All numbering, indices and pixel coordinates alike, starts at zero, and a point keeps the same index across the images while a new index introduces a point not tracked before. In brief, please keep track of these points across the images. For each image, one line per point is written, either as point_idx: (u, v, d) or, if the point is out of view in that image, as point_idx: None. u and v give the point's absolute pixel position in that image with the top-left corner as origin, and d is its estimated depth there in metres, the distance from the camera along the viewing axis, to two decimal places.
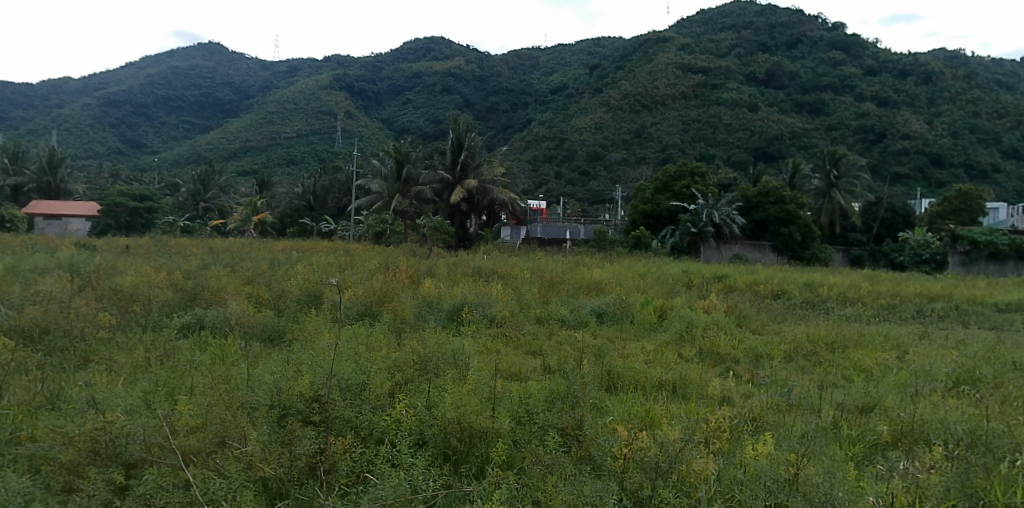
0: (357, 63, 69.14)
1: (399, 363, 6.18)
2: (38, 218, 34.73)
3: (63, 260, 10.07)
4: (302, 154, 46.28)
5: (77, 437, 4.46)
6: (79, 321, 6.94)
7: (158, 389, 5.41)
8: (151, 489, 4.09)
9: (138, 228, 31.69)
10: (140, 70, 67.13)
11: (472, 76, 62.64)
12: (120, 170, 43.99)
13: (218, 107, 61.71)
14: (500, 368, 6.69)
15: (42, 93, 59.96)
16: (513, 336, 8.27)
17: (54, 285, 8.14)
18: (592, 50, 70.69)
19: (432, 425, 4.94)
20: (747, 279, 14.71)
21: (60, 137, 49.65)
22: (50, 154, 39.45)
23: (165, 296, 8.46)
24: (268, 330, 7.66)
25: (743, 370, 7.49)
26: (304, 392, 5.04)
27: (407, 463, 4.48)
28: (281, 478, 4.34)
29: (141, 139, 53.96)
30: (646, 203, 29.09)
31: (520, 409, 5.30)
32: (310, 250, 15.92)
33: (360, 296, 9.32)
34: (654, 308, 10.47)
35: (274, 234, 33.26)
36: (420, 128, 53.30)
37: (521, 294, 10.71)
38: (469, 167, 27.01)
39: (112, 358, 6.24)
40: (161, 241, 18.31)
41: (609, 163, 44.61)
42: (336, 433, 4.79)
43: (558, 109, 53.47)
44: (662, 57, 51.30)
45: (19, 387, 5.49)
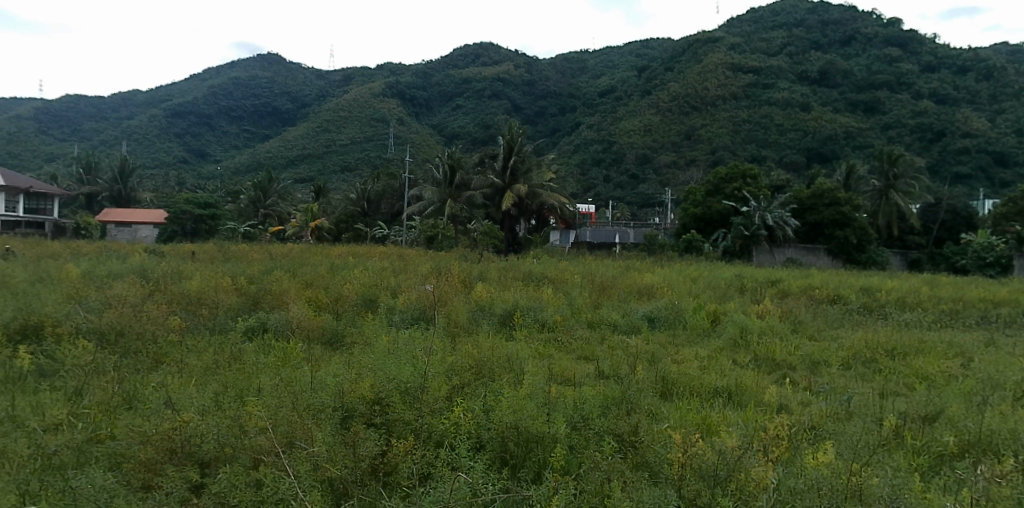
0: (408, 70, 70.09)
1: (456, 366, 6.29)
2: (111, 225, 36.42)
3: (136, 266, 10.55)
4: (357, 161, 47.21)
5: (154, 436, 4.70)
6: (152, 324, 7.22)
7: (228, 390, 5.66)
8: (225, 487, 4.29)
9: (202, 234, 32.84)
10: (203, 81, 69.40)
11: (521, 81, 62.41)
12: (186, 178, 45.62)
13: (277, 116, 63.28)
14: (556, 373, 6.76)
15: (113, 105, 62.62)
16: (565, 341, 8.30)
17: (127, 289, 8.48)
18: (641, 50, 69.88)
19: (490, 429, 5.06)
20: (802, 284, 14.43)
21: (130, 149, 51.93)
22: (122, 164, 41.20)
23: (231, 300, 8.79)
24: (328, 335, 7.87)
25: (800, 377, 7.38)
26: (365, 394, 5.21)
27: (465, 466, 4.57)
28: (346, 479, 4.45)
29: (205, 148, 55.91)
30: (697, 206, 28.70)
31: (576, 415, 5.39)
32: (369, 255, 16.33)
33: (415, 300, 9.50)
34: (706, 312, 10.39)
35: (329, 239, 33.91)
36: (470, 133, 53.70)
37: (572, 299, 10.78)
38: (518, 172, 27.23)
39: (183, 360, 6.52)
40: (229, 246, 19.05)
41: (658, 166, 44.96)
42: (397, 435, 4.92)
43: (607, 112, 53.19)
44: (711, 58, 50.53)
45: (98, 387, 5.80)
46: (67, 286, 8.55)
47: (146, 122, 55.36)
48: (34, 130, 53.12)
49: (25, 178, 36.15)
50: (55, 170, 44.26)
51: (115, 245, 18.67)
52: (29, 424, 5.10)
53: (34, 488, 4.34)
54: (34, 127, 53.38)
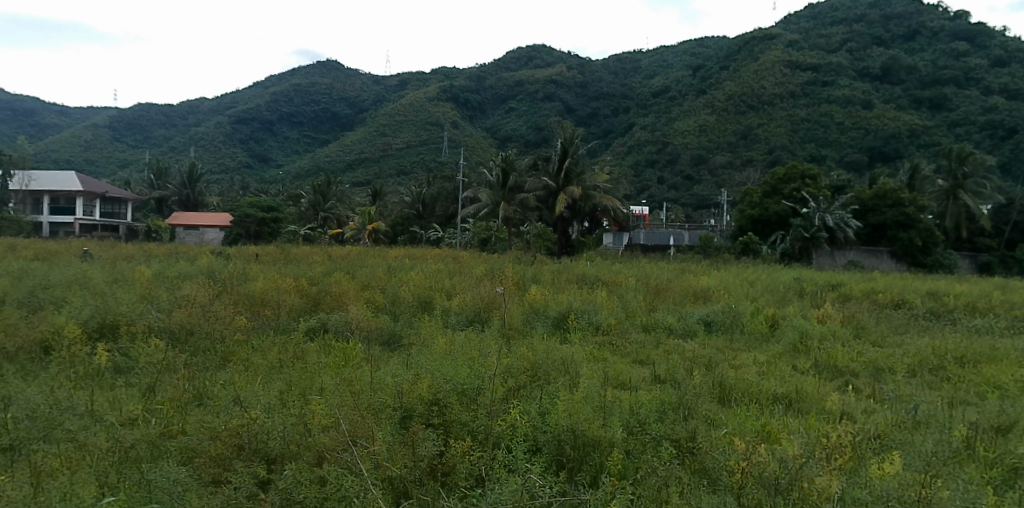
0: (462, 73, 70.65)
1: (512, 368, 6.33)
2: (180, 229, 37.70)
3: (204, 267, 10.95)
4: (412, 164, 47.82)
5: (223, 433, 4.88)
6: (220, 324, 7.48)
7: (291, 389, 5.85)
8: (291, 483, 4.40)
9: (265, 237, 33.72)
10: (265, 88, 71.42)
11: (574, 82, 62.21)
12: (250, 183, 47.00)
13: (335, 121, 64.65)
14: (610, 377, 6.74)
15: (181, 113, 64.97)
16: (620, 344, 8.27)
17: (196, 290, 8.81)
18: (695, 49, 68.79)
19: (546, 431, 5.10)
20: (863, 288, 14.03)
21: (197, 155, 53.88)
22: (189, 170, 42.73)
23: (293, 300, 9.04)
24: (386, 335, 8.03)
25: (863, 384, 7.18)
26: (423, 395, 5.30)
27: (523, 469, 4.61)
28: (405, 479, 4.54)
29: (268, 153, 57.60)
30: (754, 207, 28.16)
31: (632, 420, 5.36)
32: (426, 257, 16.59)
33: (470, 303, 9.60)
34: (765, 316, 10.20)
35: (386, 241, 34.50)
36: (523, 135, 53.90)
37: (627, 301, 10.73)
38: (572, 174, 27.22)
39: (248, 360, 6.75)
40: (292, 248, 19.59)
41: (714, 166, 44.35)
42: (455, 436, 4.99)
43: (661, 112, 52.63)
44: (768, 56, 49.44)
45: (170, 384, 6.04)
46: (140, 286, 8.93)
47: (212, 128, 57.31)
48: (108, 138, 55.63)
49: (101, 184, 39.53)
50: (128, 176, 46.29)
51: (186, 247, 19.36)
52: (108, 417, 5.37)
53: (113, 481, 4.56)
54: (109, 135, 55.92)
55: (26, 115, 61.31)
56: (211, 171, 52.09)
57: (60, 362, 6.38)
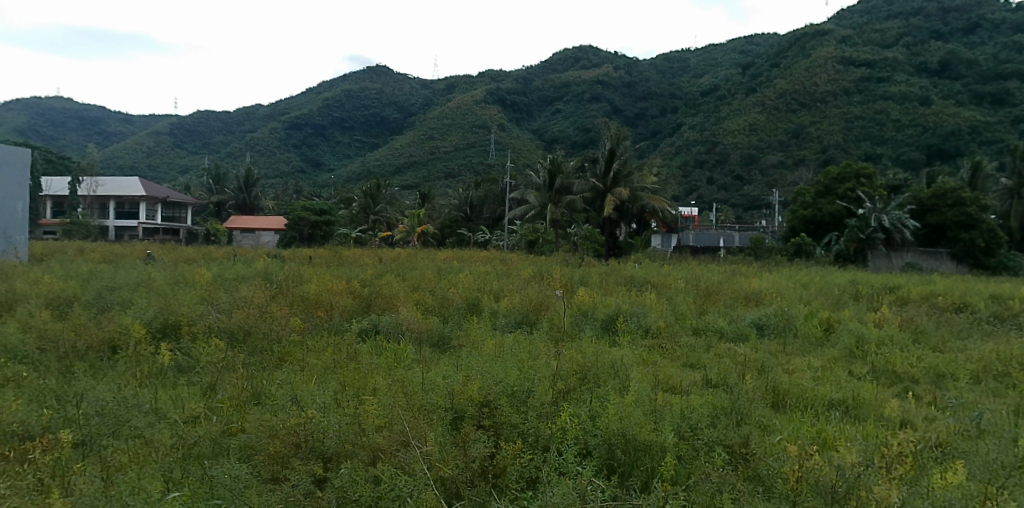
0: (509, 76, 70.79)
1: (562, 371, 6.34)
2: (237, 232, 38.70)
3: (260, 270, 11.23)
4: (460, 167, 48.15)
5: (281, 432, 5.02)
6: (276, 325, 7.69)
7: (346, 389, 5.98)
8: (347, 482, 4.51)
9: (318, 240, 34.40)
10: (318, 94, 72.84)
11: (620, 82, 61.72)
12: (303, 187, 48.05)
13: (384, 125, 65.58)
14: (660, 380, 6.70)
15: (238, 119, 66.74)
16: (670, 347, 8.19)
17: (253, 291, 9.06)
18: (745, 47, 67.49)
19: (596, 436, 5.09)
20: (923, 290, 13.59)
21: (253, 160, 55.34)
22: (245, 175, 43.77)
23: (345, 302, 9.23)
24: (436, 337, 8.13)
25: (924, 391, 6.97)
26: (474, 397, 5.36)
27: (574, 472, 4.63)
28: (458, 479, 4.59)
29: (320, 158, 58.82)
30: (806, 208, 27.54)
31: (683, 424, 5.33)
32: (477, 260, 16.73)
33: (519, 304, 9.66)
34: (819, 320, 9.98)
35: (434, 244, 34.81)
36: (570, 137, 53.87)
37: (677, 304, 10.62)
38: (620, 176, 27.04)
39: (304, 360, 6.91)
40: (344, 250, 19.98)
41: (765, 166, 43.65)
42: (505, 438, 5.05)
43: (710, 112, 51.87)
44: (820, 52, 48.18)
45: (230, 384, 6.24)
46: (200, 288, 9.22)
47: (266, 134, 58.74)
48: (169, 144, 57.56)
49: (163, 189, 40.90)
50: (189, 181, 47.84)
51: (245, 250, 19.87)
52: (171, 415, 5.57)
53: (178, 476, 4.73)
54: (170, 141, 57.86)
55: (93, 124, 63.90)
56: (266, 176, 53.43)
57: (127, 361, 6.62)
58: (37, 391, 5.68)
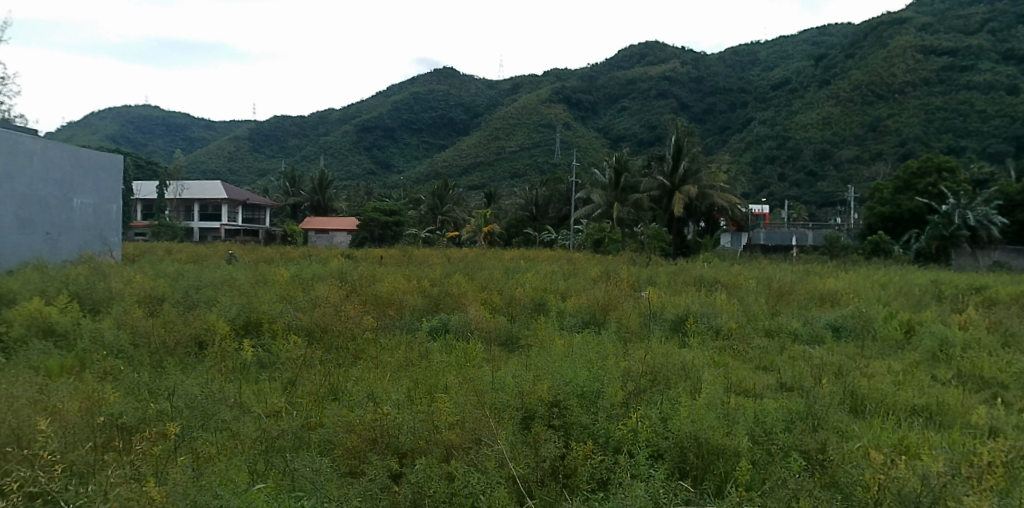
0: (574, 74, 70.54)
1: (631, 372, 6.31)
2: (312, 233, 39.96)
3: (334, 269, 11.56)
4: (525, 167, 48.29)
5: (358, 427, 5.19)
6: (351, 324, 7.93)
7: (418, 386, 6.12)
8: (421, 478, 4.61)
9: (389, 240, 35.18)
10: (387, 97, 74.37)
11: (688, 78, 60.58)
12: (374, 189, 49.24)
13: (452, 126, 66.35)
14: (733, 383, 6.59)
15: (312, 123, 68.85)
16: (742, 349, 8.04)
17: (328, 291, 9.33)
18: (818, 38, 65.11)
19: (668, 438, 5.04)
20: (1013, 291, 12.85)
21: (327, 163, 57.10)
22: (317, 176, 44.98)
23: (415, 301, 9.42)
24: (504, 336, 8.22)
25: (1015, 398, 6.63)
26: (544, 397, 5.42)
27: (646, 474, 4.62)
28: (529, 478, 4.65)
29: (390, 160, 60.05)
30: (884, 205, 26.61)
31: (757, 428, 5.24)
32: (549, 259, 16.86)
33: (586, 304, 9.66)
34: (899, 322, 9.61)
35: (501, 243, 35.07)
36: (636, 134, 53.32)
37: (748, 305, 10.40)
38: (688, 174, 26.60)
39: (377, 357, 7.11)
40: (415, 250, 20.48)
41: (840, 161, 42.79)
42: (576, 439, 5.07)
43: (781, 106, 50.43)
44: (898, 41, 45.94)
45: (309, 380, 6.48)
46: (279, 287, 9.57)
47: (339, 138, 60.42)
48: (248, 148, 59.81)
49: (243, 192, 42.60)
50: (266, 184, 49.70)
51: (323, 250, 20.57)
52: (254, 409, 5.81)
53: (262, 468, 4.96)
54: (249, 145, 60.10)
55: (178, 130, 67.00)
56: (339, 178, 55.03)
57: (213, 357, 6.92)
58: (132, 384, 6.01)
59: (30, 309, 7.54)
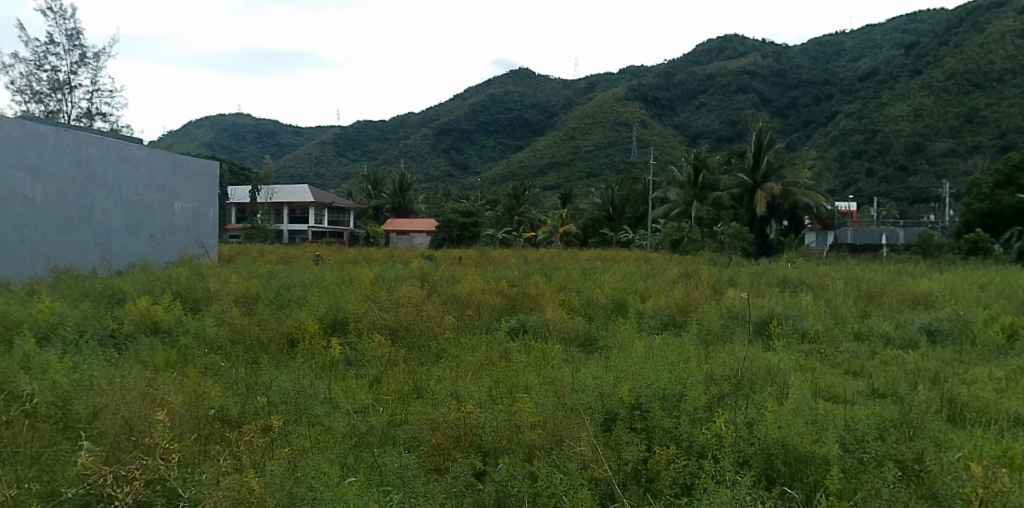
0: (650, 71, 69.60)
1: (714, 374, 6.22)
2: (393, 234, 40.94)
3: (416, 270, 11.86)
4: (601, 166, 47.99)
5: (442, 426, 5.31)
6: (431, 324, 8.11)
7: (499, 386, 6.23)
8: (505, 477, 4.68)
9: (466, 241, 35.59)
10: (465, 99, 75.37)
11: (769, 72, 58.84)
12: (452, 190, 50.00)
13: (527, 126, 66.65)
14: (821, 389, 6.40)
15: (393, 126, 70.48)
16: (830, 353, 7.79)
17: (409, 291, 9.55)
18: (908, 24, 61.87)
19: (754, 444, 4.93)
20: None
21: (407, 166, 58.42)
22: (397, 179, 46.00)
23: (495, 301, 9.56)
24: (582, 337, 8.23)
25: None
26: (624, 399, 5.41)
27: (732, 481, 4.54)
28: (611, 481, 4.65)
29: (467, 162, 60.92)
30: (983, 200, 25.18)
31: (848, 435, 5.09)
32: (626, 259, 16.79)
33: (665, 305, 9.56)
34: (1002, 326, 9.08)
35: (577, 244, 35.00)
36: (715, 131, 52.18)
37: (836, 307, 10.03)
38: (770, 170, 25.84)
39: (459, 357, 7.26)
40: (496, 251, 20.76)
41: (933, 154, 40.70)
42: (658, 442, 5.04)
43: (869, 98, 48.26)
44: (997, 25, 42.98)
45: (394, 378, 6.68)
46: (364, 287, 9.89)
47: (419, 141, 61.71)
48: (333, 153, 61.79)
49: (328, 195, 44.07)
50: (350, 187, 51.24)
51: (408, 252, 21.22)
52: (343, 404, 6.04)
53: (352, 462, 5.16)
54: (334, 150, 62.09)
55: (268, 137, 69.91)
56: (419, 181, 56.22)
57: (303, 354, 7.24)
58: (231, 379, 6.34)
59: (139, 307, 8.06)
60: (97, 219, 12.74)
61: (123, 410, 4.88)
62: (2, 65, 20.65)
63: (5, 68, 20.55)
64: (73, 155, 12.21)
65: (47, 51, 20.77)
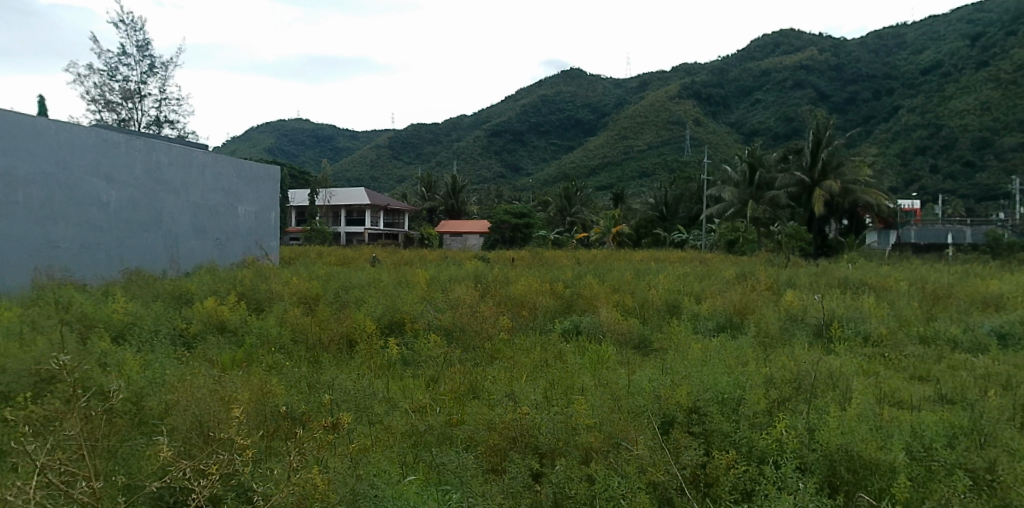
0: (704, 68, 68.64)
1: (773, 378, 6.12)
2: (447, 236, 41.42)
3: (471, 271, 12.00)
4: (654, 165, 47.57)
5: (499, 426, 5.37)
6: (486, 324, 8.22)
7: (553, 387, 6.26)
8: (563, 478, 4.70)
9: (519, 242, 35.70)
10: (516, 100, 75.70)
11: (827, 66, 57.38)
12: (504, 191, 50.26)
13: (579, 127, 66.48)
14: (886, 394, 6.24)
15: (446, 129, 71.25)
16: (894, 357, 7.59)
17: (464, 291, 9.68)
18: (975, 13, 59.43)
19: (816, 450, 4.83)
20: None
21: (459, 168, 59.00)
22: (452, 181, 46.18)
23: (548, 302, 9.60)
24: (637, 339, 8.20)
25: None
26: (681, 402, 5.38)
27: (794, 487, 4.47)
28: (670, 485, 4.63)
29: (519, 163, 61.18)
30: None
31: (916, 443, 4.96)
32: (683, 260, 16.65)
33: (721, 306, 9.45)
34: None
35: (630, 244, 34.73)
36: (770, 128, 51.14)
37: (899, 309, 9.75)
38: (829, 167, 25.22)
39: (513, 358, 7.31)
40: (549, 251, 20.82)
41: (1002, 149, 39.06)
42: (717, 447, 4.99)
43: (932, 91, 46.53)
44: None
45: (450, 378, 6.78)
46: (420, 288, 10.06)
47: (471, 143, 62.21)
48: (388, 156, 62.87)
49: (384, 198, 44.83)
50: (405, 190, 52.00)
51: (464, 254, 21.50)
52: (401, 404, 6.16)
53: (410, 460, 5.26)
54: (389, 153, 63.08)
55: (326, 141, 71.46)
56: (472, 182, 56.71)
57: (362, 354, 7.41)
58: (295, 377, 6.54)
59: (207, 307, 8.36)
60: (166, 223, 13.25)
61: (193, 406, 5.07)
62: (78, 76, 21.68)
63: (80, 79, 21.55)
64: (143, 162, 12.71)
65: (119, 62, 21.69)
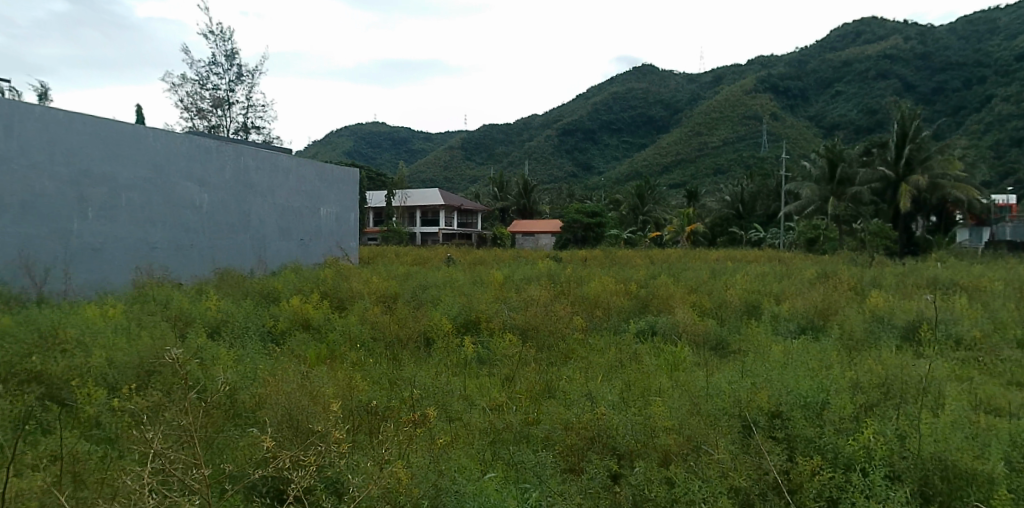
0: (781, 61, 66.69)
1: (858, 381, 5.94)
2: (519, 235, 41.92)
3: (544, 271, 12.04)
4: (729, 162, 46.56)
5: (577, 425, 5.41)
6: (561, 323, 8.28)
7: (631, 387, 6.25)
8: (642, 480, 4.71)
9: (591, 241, 35.57)
10: (588, 98, 75.49)
11: (913, 55, 54.88)
12: (576, 190, 50.22)
13: (651, 124, 65.31)
14: (982, 401, 5.96)
15: (518, 128, 71.63)
16: (989, 362, 7.24)
17: (538, 291, 9.73)
18: None
19: (907, 457, 4.69)
20: None
21: (532, 168, 59.31)
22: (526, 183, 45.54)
23: (623, 302, 9.57)
24: (714, 341, 8.08)
25: None
26: (763, 405, 5.32)
27: (883, 496, 4.36)
28: (752, 490, 4.60)
29: (591, 162, 61.01)
30: None
31: (1014, 455, 4.75)
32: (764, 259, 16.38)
33: (802, 307, 9.20)
34: None
35: (704, 242, 34.08)
36: (852, 121, 49.19)
37: (995, 311, 9.24)
38: (915, 161, 24.05)
39: (588, 358, 7.33)
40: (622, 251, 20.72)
41: None
42: (801, 452, 4.90)
43: None
44: None
45: (526, 377, 6.86)
46: (494, 287, 10.18)
47: (544, 143, 62.60)
48: (462, 157, 63.72)
49: (458, 198, 45.44)
50: (478, 190, 52.59)
51: (537, 253, 21.54)
52: (479, 401, 6.26)
53: (489, 457, 5.35)
54: (462, 154, 63.91)
55: (402, 143, 72.92)
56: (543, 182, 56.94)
57: (439, 353, 7.56)
58: (377, 373, 6.74)
59: (292, 306, 8.70)
60: (252, 225, 13.81)
61: (283, 399, 5.29)
62: (172, 86, 22.83)
63: (176, 88, 22.69)
64: (231, 166, 13.29)
65: (209, 72, 22.72)
